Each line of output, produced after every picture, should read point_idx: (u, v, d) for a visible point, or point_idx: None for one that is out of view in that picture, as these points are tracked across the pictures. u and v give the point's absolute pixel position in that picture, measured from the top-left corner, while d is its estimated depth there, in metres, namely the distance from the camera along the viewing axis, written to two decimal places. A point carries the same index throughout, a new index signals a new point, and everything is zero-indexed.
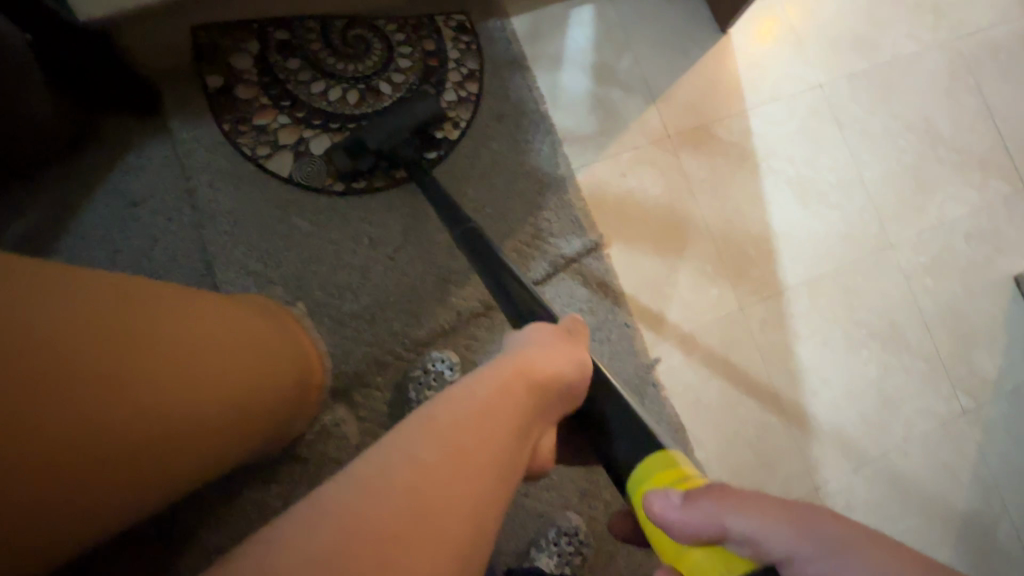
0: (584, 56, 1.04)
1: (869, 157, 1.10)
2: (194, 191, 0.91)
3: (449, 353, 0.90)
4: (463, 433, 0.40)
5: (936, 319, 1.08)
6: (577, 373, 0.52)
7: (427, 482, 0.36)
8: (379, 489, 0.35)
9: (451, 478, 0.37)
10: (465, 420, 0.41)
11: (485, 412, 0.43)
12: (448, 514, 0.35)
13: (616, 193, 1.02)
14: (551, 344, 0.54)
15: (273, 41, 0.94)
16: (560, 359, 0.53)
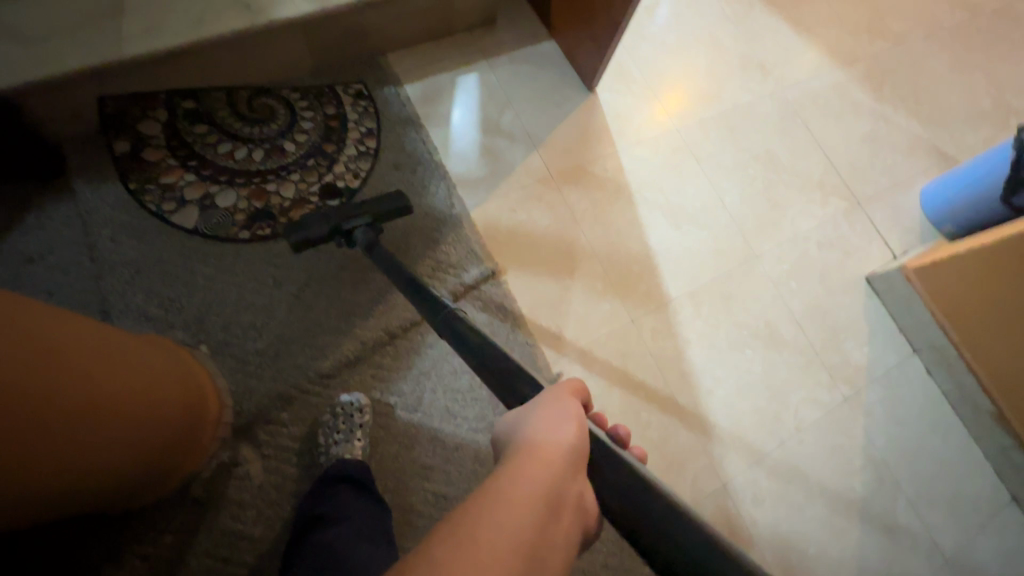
0: (471, 114, 1.20)
1: (726, 184, 1.28)
2: (94, 244, 0.93)
3: (358, 394, 0.92)
4: (507, 523, 0.42)
5: (806, 317, 1.21)
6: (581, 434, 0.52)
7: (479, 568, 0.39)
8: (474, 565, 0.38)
9: (484, 556, 0.39)
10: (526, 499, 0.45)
11: (526, 503, 0.44)
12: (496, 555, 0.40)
13: (508, 226, 1.12)
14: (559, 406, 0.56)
15: (181, 109, 1.03)
16: (564, 427, 0.52)
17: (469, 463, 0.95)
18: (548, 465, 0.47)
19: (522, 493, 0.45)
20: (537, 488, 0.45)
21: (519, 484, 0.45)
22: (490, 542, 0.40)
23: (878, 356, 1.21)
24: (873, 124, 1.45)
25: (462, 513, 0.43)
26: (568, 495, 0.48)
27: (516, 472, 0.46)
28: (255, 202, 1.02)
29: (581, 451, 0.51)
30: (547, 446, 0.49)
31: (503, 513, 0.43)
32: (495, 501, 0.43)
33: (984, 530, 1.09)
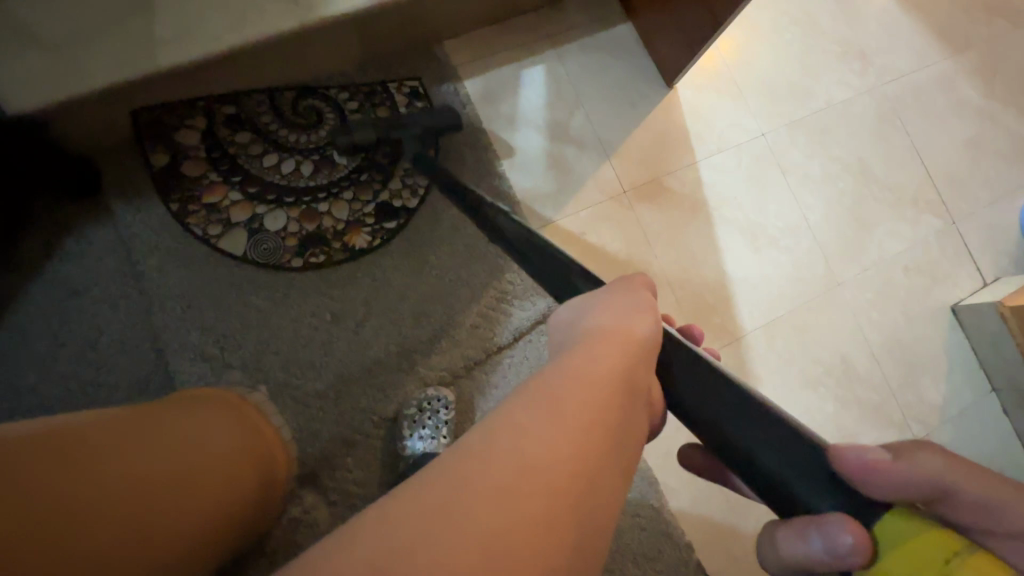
0: (538, 116, 1.07)
1: (812, 199, 1.16)
2: (142, 275, 0.87)
3: (445, 391, 0.91)
4: (578, 408, 0.35)
5: (884, 351, 1.14)
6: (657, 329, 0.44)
7: (548, 455, 0.32)
8: (511, 462, 0.32)
9: (551, 442, 0.33)
10: (589, 392, 0.36)
11: (599, 387, 0.37)
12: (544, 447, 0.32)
13: (577, 250, 1.03)
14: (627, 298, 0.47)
15: (221, 115, 0.92)
16: (634, 314, 0.44)
17: None
18: (618, 348, 0.40)
19: (592, 376, 0.37)
20: (609, 370, 0.38)
21: (586, 368, 0.38)
22: (560, 428, 0.34)
23: (955, 393, 1.15)
24: (979, 126, 1.28)
25: (516, 400, 0.36)
26: (642, 382, 0.40)
27: (579, 356, 0.39)
28: (306, 225, 0.93)
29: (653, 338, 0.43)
30: (610, 331, 0.42)
31: (572, 397, 0.35)
32: (558, 386, 0.36)
33: None
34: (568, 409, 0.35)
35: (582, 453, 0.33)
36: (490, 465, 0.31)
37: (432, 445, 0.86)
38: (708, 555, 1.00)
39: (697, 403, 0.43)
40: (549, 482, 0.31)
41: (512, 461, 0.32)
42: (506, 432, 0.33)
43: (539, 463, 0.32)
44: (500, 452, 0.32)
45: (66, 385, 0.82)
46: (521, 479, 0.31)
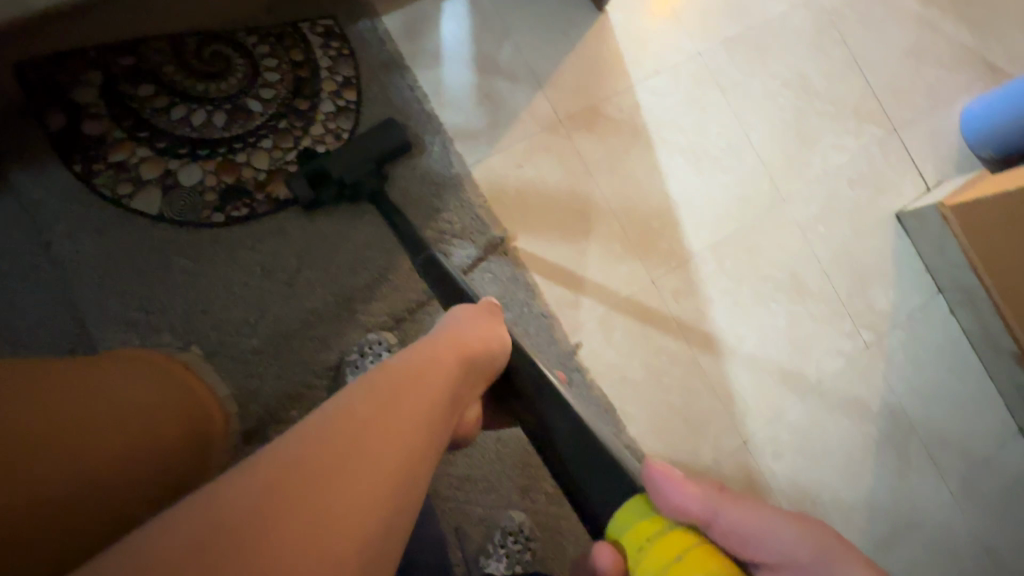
0: (463, 50, 1.02)
1: (753, 118, 1.14)
2: (50, 244, 0.83)
3: (384, 334, 0.90)
4: (407, 391, 0.39)
5: (832, 264, 1.14)
6: (493, 347, 0.52)
7: (373, 410, 0.36)
8: (345, 417, 0.35)
9: (390, 439, 0.35)
10: (418, 370, 0.42)
11: (435, 378, 0.42)
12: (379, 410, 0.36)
13: (516, 185, 1.01)
14: (473, 321, 0.54)
15: (118, 67, 0.86)
16: (480, 334, 0.52)
17: (492, 443, 0.93)
18: (456, 355, 0.47)
19: (426, 378, 0.41)
20: (446, 374, 0.44)
21: (418, 367, 0.42)
22: (395, 406, 0.37)
23: (903, 299, 1.17)
24: (918, 33, 1.27)
25: (358, 386, 0.38)
26: (472, 380, 0.48)
27: (422, 359, 0.44)
28: (225, 178, 0.89)
29: (492, 351, 0.52)
30: (456, 344, 0.48)
31: (411, 390, 0.39)
32: (402, 376, 0.40)
33: (985, 461, 1.14)
34: (405, 391, 0.39)
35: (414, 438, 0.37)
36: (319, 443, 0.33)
37: None
38: None
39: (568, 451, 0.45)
40: (382, 466, 0.34)
41: (351, 415, 0.35)
42: (346, 420, 0.35)
43: (367, 440, 0.34)
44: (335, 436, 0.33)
45: None
46: (356, 444, 0.33)
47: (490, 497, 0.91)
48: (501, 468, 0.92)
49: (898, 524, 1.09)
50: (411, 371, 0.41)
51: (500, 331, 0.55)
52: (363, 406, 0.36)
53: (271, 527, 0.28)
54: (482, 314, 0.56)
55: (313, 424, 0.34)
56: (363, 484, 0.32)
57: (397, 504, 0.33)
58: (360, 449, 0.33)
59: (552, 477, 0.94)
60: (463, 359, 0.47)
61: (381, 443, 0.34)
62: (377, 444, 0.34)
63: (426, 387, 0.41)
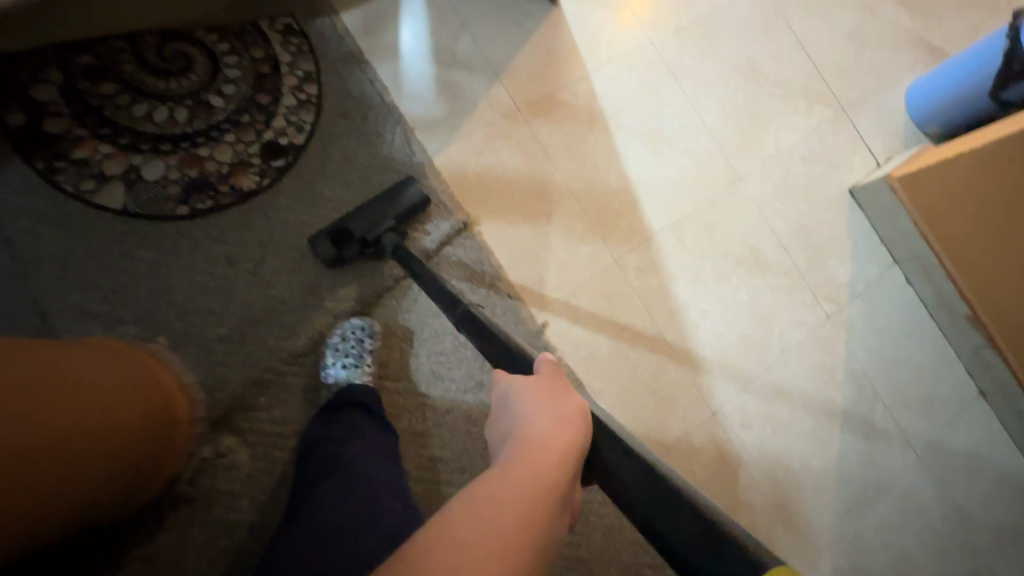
0: (421, 43, 1.05)
1: (706, 101, 1.19)
2: (12, 239, 0.83)
3: (368, 320, 0.91)
4: (479, 541, 0.39)
5: (790, 238, 1.18)
6: (571, 428, 0.46)
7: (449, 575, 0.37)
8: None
9: None
10: (494, 508, 0.41)
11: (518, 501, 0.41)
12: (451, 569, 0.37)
13: (478, 171, 1.04)
14: (540, 397, 0.49)
15: (78, 66, 0.88)
16: (566, 417, 0.47)
17: (462, 423, 0.94)
18: (548, 461, 0.44)
19: (498, 515, 0.41)
20: (534, 488, 0.42)
21: (487, 496, 0.42)
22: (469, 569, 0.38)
23: (861, 270, 1.21)
24: (860, 18, 1.33)
25: (431, 531, 0.40)
26: (561, 489, 0.44)
27: (509, 475, 0.43)
28: (187, 171, 0.90)
29: (576, 440, 0.46)
30: (533, 449, 0.45)
31: (483, 537, 0.39)
32: (483, 508, 0.41)
33: (949, 424, 1.17)
34: (485, 521, 0.40)
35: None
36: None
37: (356, 373, 0.87)
38: None
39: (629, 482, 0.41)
40: None
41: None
42: (428, 560, 0.38)
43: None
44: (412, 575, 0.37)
45: None
46: None
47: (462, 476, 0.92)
48: (472, 447, 0.93)
49: (867, 489, 1.11)
50: (485, 508, 0.41)
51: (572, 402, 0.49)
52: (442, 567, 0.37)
53: None
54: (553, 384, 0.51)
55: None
56: None
57: None
58: None
59: None
60: (542, 465, 0.44)
61: None
62: None
63: (503, 530, 0.40)
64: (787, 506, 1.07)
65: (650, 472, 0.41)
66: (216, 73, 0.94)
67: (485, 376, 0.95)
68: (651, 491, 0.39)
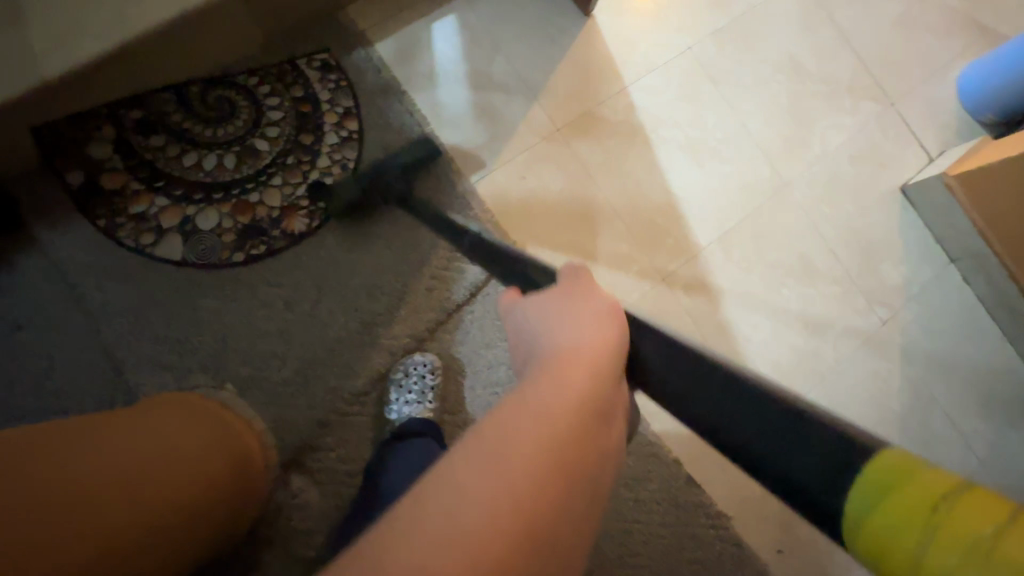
0: (456, 68, 1.04)
1: (748, 106, 1.15)
2: (83, 296, 0.86)
3: (429, 355, 0.93)
4: (517, 461, 0.32)
5: (840, 243, 1.15)
6: (614, 341, 0.41)
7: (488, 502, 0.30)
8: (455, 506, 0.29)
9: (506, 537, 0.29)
10: (530, 420, 0.34)
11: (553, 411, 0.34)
12: (480, 490, 0.30)
13: (521, 196, 1.03)
14: (568, 307, 0.45)
15: (130, 121, 0.90)
16: (596, 326, 0.42)
17: None
18: (582, 370, 0.37)
19: (537, 425, 0.33)
20: (570, 401, 0.35)
21: (525, 406, 0.35)
22: (505, 490, 0.30)
23: (915, 271, 1.17)
24: (906, 4, 1.27)
25: (452, 457, 0.33)
26: (605, 399, 0.37)
27: (539, 388, 0.36)
28: (240, 218, 0.92)
29: (615, 351, 0.41)
30: (571, 353, 0.39)
31: (517, 451, 0.32)
32: (508, 428, 0.33)
33: (1011, 425, 1.15)
34: (515, 433, 0.33)
35: (531, 502, 0.30)
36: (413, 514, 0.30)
37: (419, 409, 0.89)
38: (698, 466, 1.02)
39: (680, 390, 0.39)
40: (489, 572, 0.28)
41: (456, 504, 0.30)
42: (448, 487, 0.31)
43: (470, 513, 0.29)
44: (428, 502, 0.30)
45: (29, 417, 0.82)
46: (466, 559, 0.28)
47: None
48: None
49: None
50: (520, 417, 0.34)
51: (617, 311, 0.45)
52: (469, 490, 0.30)
53: None
54: (581, 291, 0.46)
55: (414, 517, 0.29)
56: None
57: None
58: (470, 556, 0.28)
59: None
60: (588, 371, 0.37)
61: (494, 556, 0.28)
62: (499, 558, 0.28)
63: (547, 443, 0.33)
64: None
65: (701, 369, 0.39)
66: (259, 116, 0.95)
67: None
68: (712, 391, 0.37)
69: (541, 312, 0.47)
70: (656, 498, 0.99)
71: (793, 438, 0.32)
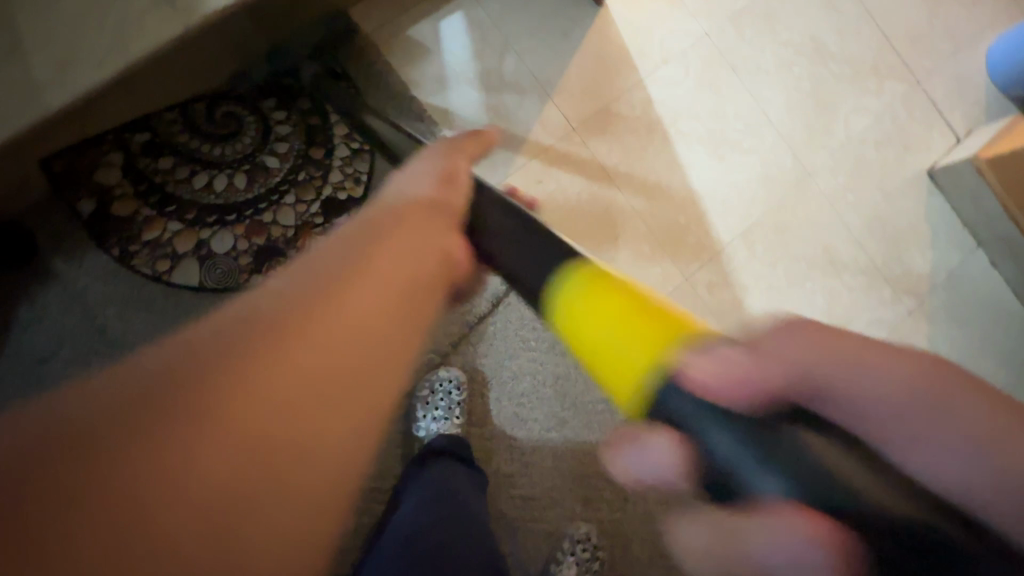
0: (466, 69, 1.00)
1: (769, 93, 1.11)
2: (106, 327, 0.86)
3: (454, 370, 0.93)
4: (294, 306, 0.35)
5: (865, 232, 1.12)
6: (445, 256, 0.45)
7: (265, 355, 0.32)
8: (246, 325, 0.33)
9: (283, 378, 0.32)
10: (327, 272, 0.38)
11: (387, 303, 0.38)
12: (264, 331, 0.33)
13: (538, 200, 1.00)
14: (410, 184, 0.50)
15: (135, 144, 0.86)
16: (420, 214, 0.46)
17: (550, 460, 0.95)
18: (393, 258, 0.41)
19: (331, 287, 0.37)
20: (383, 285, 0.39)
21: (327, 262, 0.39)
22: (287, 341, 0.33)
23: (941, 257, 1.15)
24: None
25: (256, 295, 0.36)
26: (416, 293, 0.41)
27: (344, 251, 0.40)
28: (255, 239, 0.90)
29: (430, 247, 0.44)
30: (377, 223, 0.44)
31: (304, 306, 0.35)
32: (308, 287, 0.36)
33: None
34: (362, 287, 0.38)
35: (345, 387, 0.33)
36: (238, 349, 0.32)
37: (446, 425, 0.90)
38: None
39: (643, 354, 0.37)
40: (260, 399, 0.31)
41: (247, 333, 0.33)
42: (235, 323, 0.33)
43: (285, 398, 0.32)
44: (251, 342, 0.32)
45: None
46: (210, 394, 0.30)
47: (555, 511, 0.94)
48: (562, 483, 0.95)
49: None
50: (312, 268, 0.38)
51: (455, 198, 0.49)
52: (258, 326, 0.33)
53: (96, 481, 0.27)
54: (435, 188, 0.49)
55: (188, 339, 0.33)
56: (227, 446, 0.29)
57: (259, 485, 0.29)
58: (229, 381, 0.31)
59: (612, 485, 0.97)
60: (402, 258, 0.41)
61: (262, 389, 0.31)
62: (252, 435, 0.30)
63: (325, 297, 0.36)
64: None
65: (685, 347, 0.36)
66: (267, 131, 0.92)
67: (566, 413, 0.96)
68: (686, 371, 0.35)
69: (402, 195, 0.48)
70: None
71: (767, 446, 0.30)
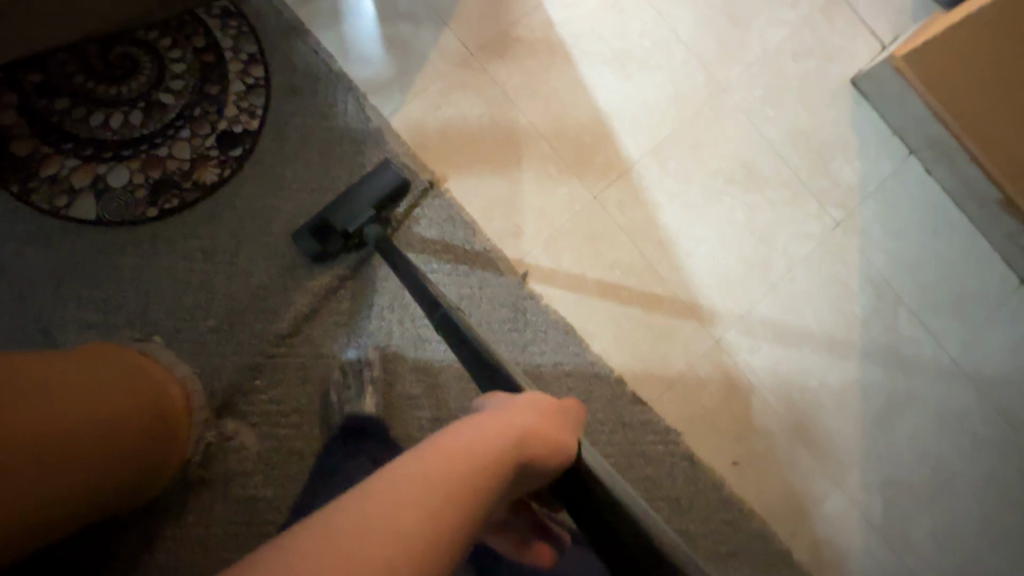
0: (361, 2, 1.01)
1: (677, 10, 1.09)
2: (5, 264, 0.88)
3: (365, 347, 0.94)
4: (432, 484, 0.32)
5: (787, 145, 1.09)
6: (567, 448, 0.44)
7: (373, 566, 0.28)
8: (357, 517, 0.29)
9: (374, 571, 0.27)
10: (470, 446, 0.36)
11: (453, 481, 0.33)
12: (368, 538, 0.28)
13: (438, 126, 1.00)
14: (531, 407, 0.45)
15: (30, 85, 0.89)
16: (549, 420, 0.45)
17: (456, 382, 0.94)
18: (513, 434, 0.39)
19: (472, 447, 0.36)
20: (493, 454, 0.37)
21: (467, 439, 0.37)
22: (394, 525, 0.29)
23: (872, 169, 1.10)
24: None
25: (388, 467, 0.33)
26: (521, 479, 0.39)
27: (468, 437, 0.37)
28: (151, 173, 0.92)
29: (556, 444, 0.43)
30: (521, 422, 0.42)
31: (435, 481, 0.32)
32: (443, 460, 0.34)
33: (988, 321, 1.08)
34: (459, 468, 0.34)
35: None
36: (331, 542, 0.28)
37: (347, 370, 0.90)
38: (643, 385, 1.00)
39: None
40: None
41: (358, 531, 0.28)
42: (347, 521, 0.29)
43: None
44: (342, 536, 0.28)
45: None
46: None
47: None
48: (467, 402, 0.94)
49: (897, 400, 1.05)
50: (447, 450, 0.35)
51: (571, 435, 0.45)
52: (378, 522, 0.29)
53: None
54: (548, 405, 0.47)
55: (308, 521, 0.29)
56: None
57: None
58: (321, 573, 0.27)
59: None
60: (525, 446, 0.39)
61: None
62: None
63: (457, 484, 0.33)
64: (808, 428, 1.03)
65: None
66: (161, 68, 0.93)
67: None
68: None
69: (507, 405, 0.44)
70: (601, 420, 0.98)
71: None
